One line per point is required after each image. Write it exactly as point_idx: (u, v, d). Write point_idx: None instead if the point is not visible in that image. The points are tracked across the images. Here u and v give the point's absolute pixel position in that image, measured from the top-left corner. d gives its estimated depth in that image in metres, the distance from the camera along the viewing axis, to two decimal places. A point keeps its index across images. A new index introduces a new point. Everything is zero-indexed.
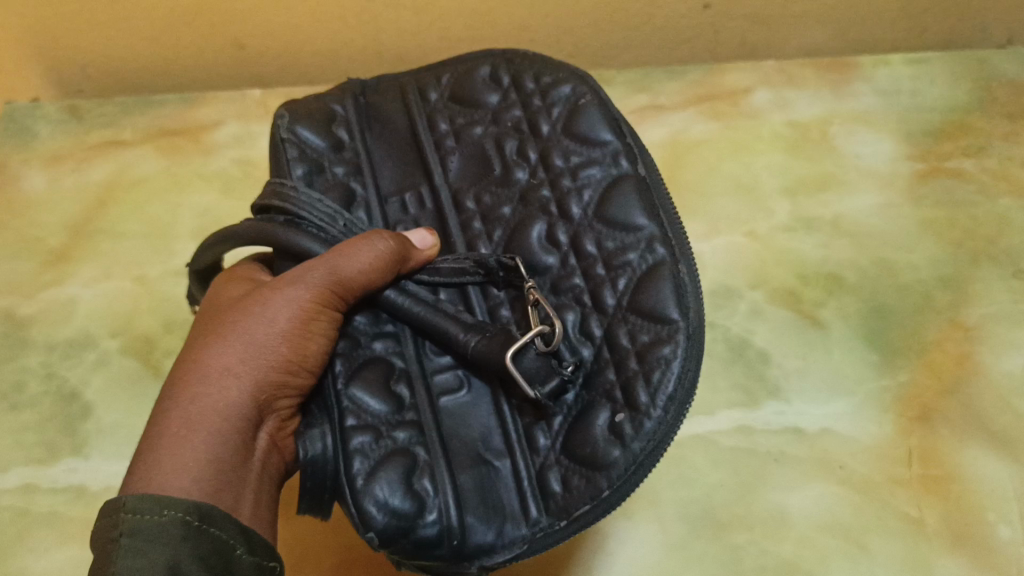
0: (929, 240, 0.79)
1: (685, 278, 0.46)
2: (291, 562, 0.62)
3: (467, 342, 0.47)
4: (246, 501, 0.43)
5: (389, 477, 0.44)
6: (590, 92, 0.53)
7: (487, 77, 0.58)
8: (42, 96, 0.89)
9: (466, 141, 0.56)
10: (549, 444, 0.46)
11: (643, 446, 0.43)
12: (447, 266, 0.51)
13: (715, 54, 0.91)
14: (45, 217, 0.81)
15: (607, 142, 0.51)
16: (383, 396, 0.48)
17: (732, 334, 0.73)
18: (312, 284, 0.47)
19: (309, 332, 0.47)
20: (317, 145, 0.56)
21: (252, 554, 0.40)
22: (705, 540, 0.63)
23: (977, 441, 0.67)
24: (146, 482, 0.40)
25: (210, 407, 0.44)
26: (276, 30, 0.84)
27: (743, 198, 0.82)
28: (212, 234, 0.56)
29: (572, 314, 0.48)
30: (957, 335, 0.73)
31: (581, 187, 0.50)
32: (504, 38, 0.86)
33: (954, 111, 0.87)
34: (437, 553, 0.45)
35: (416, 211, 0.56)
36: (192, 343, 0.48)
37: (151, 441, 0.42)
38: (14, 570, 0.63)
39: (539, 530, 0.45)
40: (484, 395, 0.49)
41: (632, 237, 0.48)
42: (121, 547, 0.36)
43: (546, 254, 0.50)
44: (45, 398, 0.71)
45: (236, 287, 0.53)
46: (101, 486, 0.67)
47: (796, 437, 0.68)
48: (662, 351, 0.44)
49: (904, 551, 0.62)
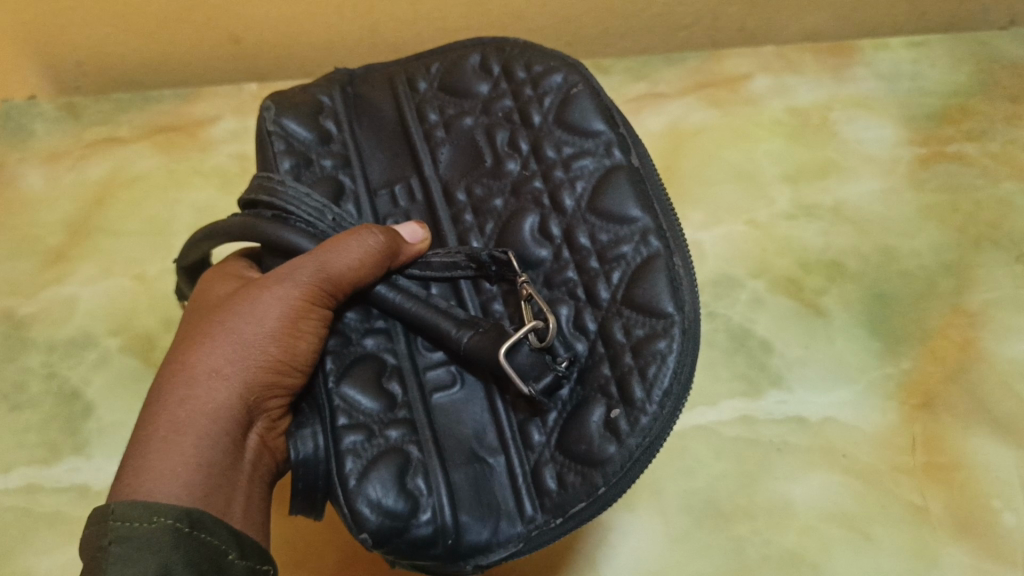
0: (931, 226, 0.78)
1: (680, 271, 0.46)
2: (291, 559, 0.63)
3: (460, 338, 0.46)
4: (237, 504, 0.43)
5: (382, 476, 0.45)
6: (582, 81, 0.53)
7: (478, 66, 0.57)
8: (39, 93, 0.88)
9: (456, 132, 0.56)
10: (544, 440, 0.46)
11: (639, 442, 0.42)
12: (438, 260, 0.51)
13: (714, 39, 0.90)
14: (44, 216, 0.81)
15: (599, 132, 0.50)
16: (375, 394, 0.48)
17: (733, 323, 0.73)
18: (301, 282, 0.47)
19: (299, 331, 0.47)
20: (305, 138, 0.56)
21: (244, 558, 0.40)
22: (708, 530, 0.63)
23: (980, 428, 0.67)
24: (133, 488, 0.40)
25: (199, 410, 0.43)
26: (273, 23, 0.84)
27: (744, 185, 0.81)
28: (198, 229, 0.56)
29: (566, 309, 0.48)
30: (961, 321, 0.72)
31: (573, 178, 0.50)
32: (501, 26, 0.85)
33: (956, 95, 0.86)
34: (433, 552, 0.45)
35: (406, 204, 0.56)
36: (179, 342, 0.48)
37: (139, 445, 0.42)
38: (19, 570, 0.63)
39: (534, 527, 0.45)
40: (477, 391, 0.49)
41: (626, 229, 0.47)
42: (111, 555, 0.36)
43: (538, 247, 0.50)
44: (47, 397, 0.71)
45: (224, 286, 0.53)
46: (104, 485, 0.67)
47: (798, 427, 0.67)
48: (657, 346, 0.44)
49: (908, 539, 0.62)
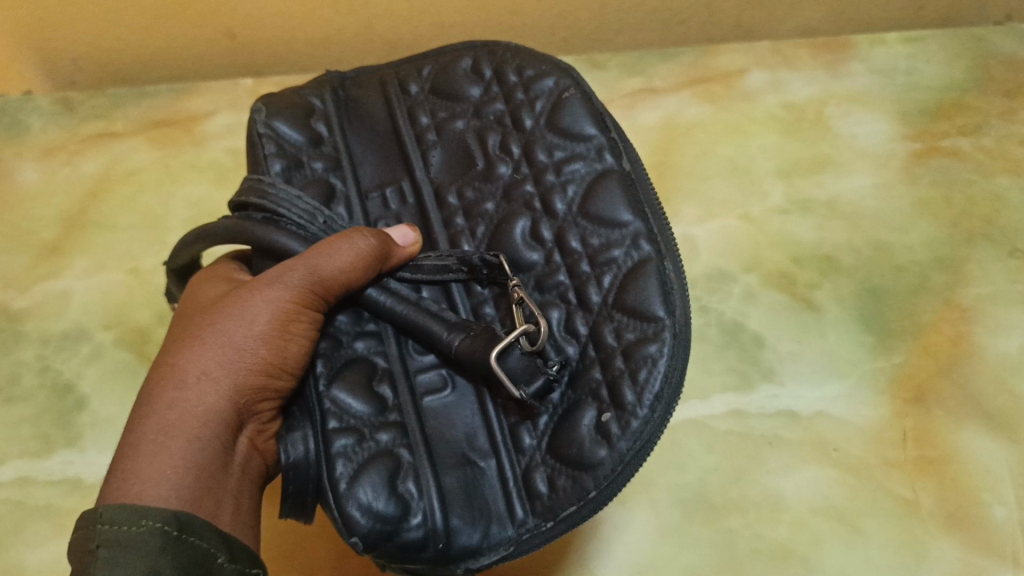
0: (925, 221, 0.78)
1: (670, 275, 0.46)
2: (281, 554, 0.63)
3: (451, 341, 0.47)
4: (226, 507, 0.42)
5: (373, 480, 0.45)
6: (573, 85, 0.53)
7: (469, 69, 0.57)
8: (36, 89, 0.88)
9: (448, 135, 0.56)
10: (535, 443, 0.46)
11: (630, 446, 0.43)
12: (429, 263, 0.51)
13: (709, 34, 0.90)
14: (38, 210, 0.81)
15: (590, 136, 0.51)
16: (366, 397, 0.48)
17: (726, 318, 0.73)
18: (292, 284, 0.47)
19: (290, 333, 0.47)
20: (296, 140, 0.56)
21: (233, 561, 0.40)
22: (698, 524, 0.62)
23: (973, 422, 0.67)
24: (122, 491, 0.39)
25: (188, 412, 0.43)
26: (269, 18, 0.84)
27: (737, 180, 0.81)
28: (187, 232, 0.56)
29: (556, 312, 0.48)
30: (953, 316, 0.72)
31: (565, 182, 0.50)
32: (495, 22, 0.85)
33: (951, 90, 0.85)
34: (423, 556, 0.45)
35: (397, 207, 0.56)
36: (168, 344, 0.48)
37: (128, 448, 0.42)
38: (11, 562, 0.63)
39: (525, 530, 0.45)
40: (468, 394, 0.49)
41: (617, 233, 0.47)
42: (100, 559, 0.36)
43: (529, 251, 0.50)
44: (40, 391, 0.71)
45: (213, 288, 0.53)
46: (96, 477, 0.67)
47: (790, 421, 0.67)
48: (648, 350, 0.44)
49: (897, 532, 0.62)
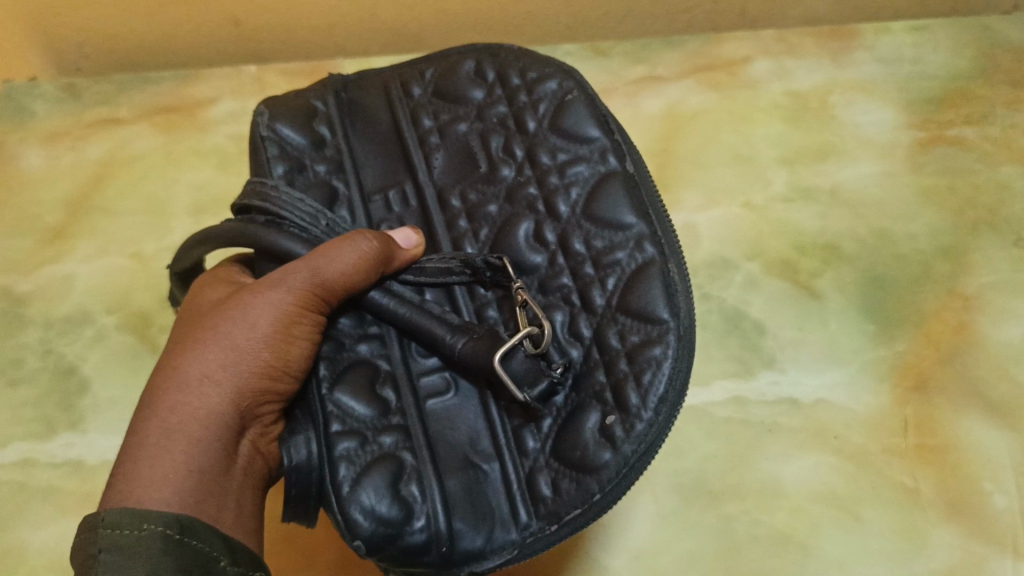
0: (928, 209, 0.78)
1: (675, 277, 0.46)
2: (275, 539, 0.63)
3: (454, 344, 0.47)
4: (228, 509, 0.42)
5: (375, 483, 0.45)
6: (577, 87, 0.53)
7: (472, 72, 0.57)
8: (41, 75, 0.88)
9: (451, 137, 0.56)
10: (538, 446, 0.46)
11: (634, 449, 0.43)
12: (432, 266, 0.51)
13: (715, 23, 0.89)
14: (43, 195, 0.81)
15: (595, 138, 0.51)
16: (369, 400, 0.48)
17: (727, 305, 0.73)
18: (294, 287, 0.47)
19: (292, 336, 0.47)
20: (298, 143, 0.56)
21: (236, 564, 0.39)
22: (697, 510, 0.63)
23: (974, 411, 0.66)
24: (124, 495, 0.39)
25: (190, 415, 0.43)
26: (272, 4, 0.84)
27: (741, 168, 0.80)
28: (190, 236, 0.56)
29: (560, 315, 0.48)
30: (956, 304, 0.72)
31: (569, 184, 0.50)
32: (499, 8, 0.85)
33: (957, 79, 0.85)
34: (426, 560, 0.45)
35: (400, 209, 0.56)
36: (170, 348, 0.48)
37: (130, 451, 0.42)
38: (14, 541, 0.63)
39: (529, 534, 0.45)
40: (471, 397, 0.49)
41: (621, 235, 0.47)
42: (101, 562, 0.36)
43: (533, 253, 0.50)
44: (43, 373, 0.71)
45: (216, 291, 0.53)
46: (98, 459, 0.68)
47: (791, 408, 0.67)
48: (652, 352, 0.44)
49: (896, 518, 0.62)
